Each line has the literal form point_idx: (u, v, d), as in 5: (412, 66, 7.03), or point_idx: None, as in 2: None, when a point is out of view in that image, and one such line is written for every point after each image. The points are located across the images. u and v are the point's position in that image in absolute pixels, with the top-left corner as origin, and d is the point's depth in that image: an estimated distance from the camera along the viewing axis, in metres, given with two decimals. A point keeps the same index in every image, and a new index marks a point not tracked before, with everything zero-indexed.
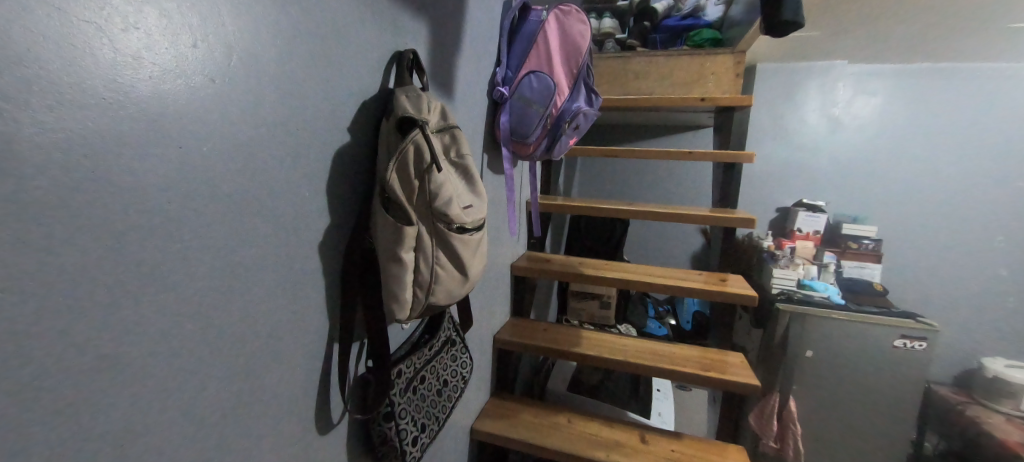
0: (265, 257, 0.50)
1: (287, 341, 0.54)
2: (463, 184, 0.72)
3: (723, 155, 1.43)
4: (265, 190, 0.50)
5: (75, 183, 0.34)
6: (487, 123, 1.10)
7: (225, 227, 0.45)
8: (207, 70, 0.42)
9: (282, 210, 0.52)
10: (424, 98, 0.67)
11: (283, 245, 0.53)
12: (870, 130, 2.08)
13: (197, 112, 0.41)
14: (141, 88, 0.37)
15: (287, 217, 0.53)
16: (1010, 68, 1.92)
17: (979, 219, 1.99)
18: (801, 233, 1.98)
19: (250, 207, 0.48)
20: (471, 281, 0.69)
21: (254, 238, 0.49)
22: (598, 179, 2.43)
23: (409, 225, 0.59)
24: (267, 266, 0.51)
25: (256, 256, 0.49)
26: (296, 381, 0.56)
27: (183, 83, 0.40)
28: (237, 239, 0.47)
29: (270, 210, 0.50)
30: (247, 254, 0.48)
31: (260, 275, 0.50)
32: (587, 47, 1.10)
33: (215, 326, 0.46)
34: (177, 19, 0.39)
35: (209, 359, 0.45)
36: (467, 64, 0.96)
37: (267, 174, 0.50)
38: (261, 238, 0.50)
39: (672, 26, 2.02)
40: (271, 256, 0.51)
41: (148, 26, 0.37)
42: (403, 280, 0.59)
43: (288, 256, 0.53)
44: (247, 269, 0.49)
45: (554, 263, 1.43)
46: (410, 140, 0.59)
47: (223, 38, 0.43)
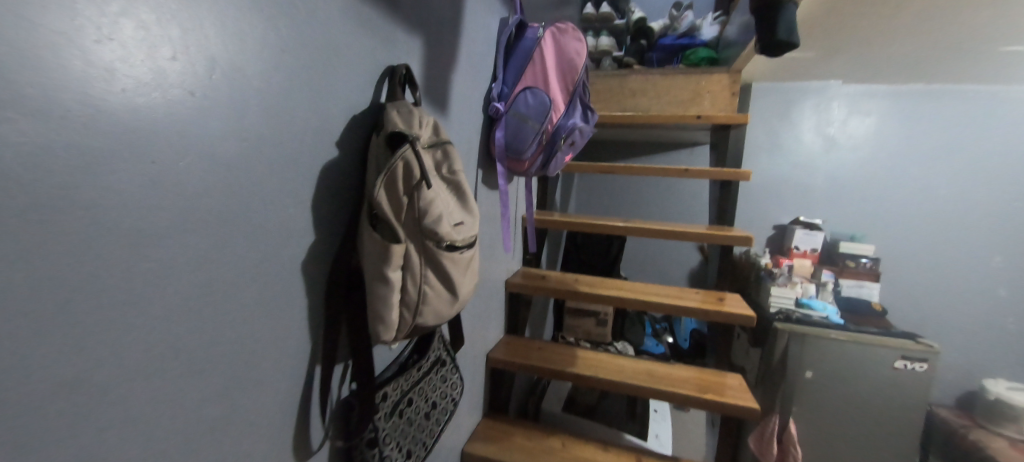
0: (247, 275, 0.49)
1: (266, 364, 0.52)
2: (454, 200, 0.71)
3: (719, 173, 1.43)
4: (247, 206, 0.48)
5: (38, 200, 0.32)
6: (482, 138, 1.09)
7: (203, 244, 0.44)
8: (187, 82, 0.41)
9: (266, 226, 0.50)
10: (416, 113, 0.66)
11: (264, 264, 0.51)
12: (866, 149, 2.09)
13: (175, 127, 0.40)
14: (113, 102, 0.35)
15: (269, 235, 0.51)
16: (1001, 90, 1.94)
17: (976, 239, 1.98)
18: (798, 251, 1.97)
19: (232, 222, 0.46)
20: (461, 300, 0.67)
21: (235, 254, 0.47)
22: (595, 195, 2.43)
23: (397, 243, 0.57)
24: (248, 283, 0.49)
25: (236, 273, 0.47)
26: (275, 407, 0.54)
27: (161, 97, 0.39)
28: (217, 255, 0.45)
29: (253, 225, 0.49)
30: (227, 272, 0.46)
31: (240, 292, 0.48)
32: (584, 65, 1.10)
33: (191, 348, 0.44)
34: (154, 30, 0.38)
35: (181, 385, 0.43)
36: (462, 80, 0.95)
37: (251, 188, 0.48)
38: (242, 254, 0.48)
39: (668, 45, 2.04)
40: (253, 273, 0.49)
41: (123, 38, 0.36)
42: (389, 299, 0.57)
43: (270, 273, 0.51)
44: (226, 287, 0.47)
45: (550, 280, 1.41)
46: (400, 156, 0.58)
47: (205, 49, 0.42)
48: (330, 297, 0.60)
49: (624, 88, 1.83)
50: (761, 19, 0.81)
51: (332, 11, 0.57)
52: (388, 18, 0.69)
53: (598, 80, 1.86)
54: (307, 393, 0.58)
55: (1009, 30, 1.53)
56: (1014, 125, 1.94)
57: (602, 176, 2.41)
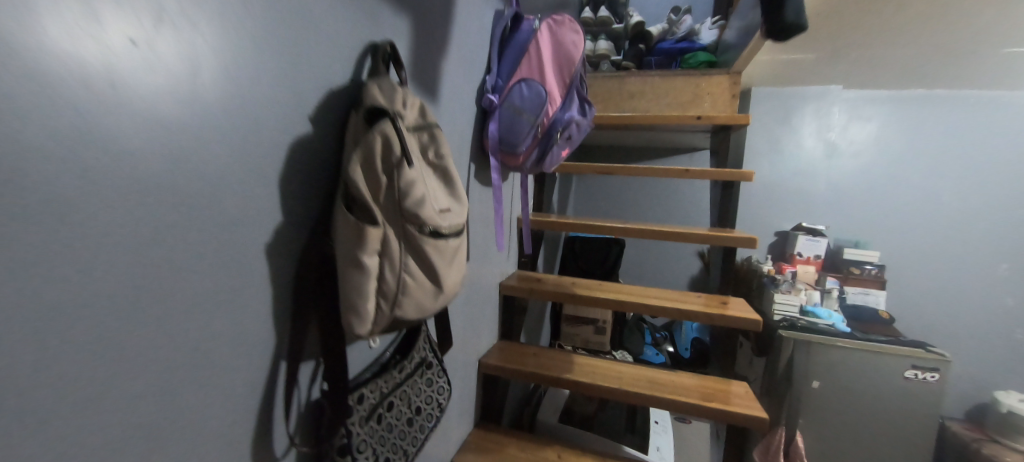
0: (202, 257, 0.43)
1: (224, 358, 0.46)
2: (441, 186, 0.66)
3: (721, 173, 1.38)
4: (205, 179, 0.43)
5: None
6: (475, 132, 1.04)
7: (150, 218, 0.38)
8: (130, 30, 0.36)
9: (227, 204, 0.45)
10: (399, 90, 0.61)
11: (224, 244, 0.45)
12: (868, 155, 2.06)
13: (113, 79, 0.35)
14: (29, 39, 0.30)
15: (230, 213, 0.45)
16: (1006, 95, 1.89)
17: (984, 247, 1.93)
18: (801, 257, 1.92)
19: (186, 196, 0.41)
20: (446, 294, 0.62)
21: (189, 233, 0.42)
22: (593, 201, 2.38)
23: (373, 226, 0.51)
24: (204, 267, 0.43)
25: (189, 254, 0.42)
26: (233, 408, 0.48)
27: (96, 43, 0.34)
28: (167, 232, 0.40)
29: (211, 201, 0.43)
30: (178, 252, 0.41)
31: (195, 277, 0.43)
32: (581, 57, 1.06)
33: (132, 337, 0.38)
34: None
35: (117, 379, 0.37)
36: (454, 69, 0.91)
37: (209, 159, 0.43)
38: (197, 234, 0.42)
39: (667, 49, 2.01)
40: (210, 255, 0.44)
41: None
42: (363, 288, 0.51)
43: (230, 257, 0.46)
44: (177, 270, 0.41)
45: (546, 283, 1.36)
46: (378, 131, 0.53)
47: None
48: (301, 287, 0.54)
49: (623, 90, 1.80)
50: (767, 3, 0.77)
51: None
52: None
53: (596, 82, 1.83)
54: (269, 393, 0.52)
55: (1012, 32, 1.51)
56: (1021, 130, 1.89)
57: (601, 182, 2.37)
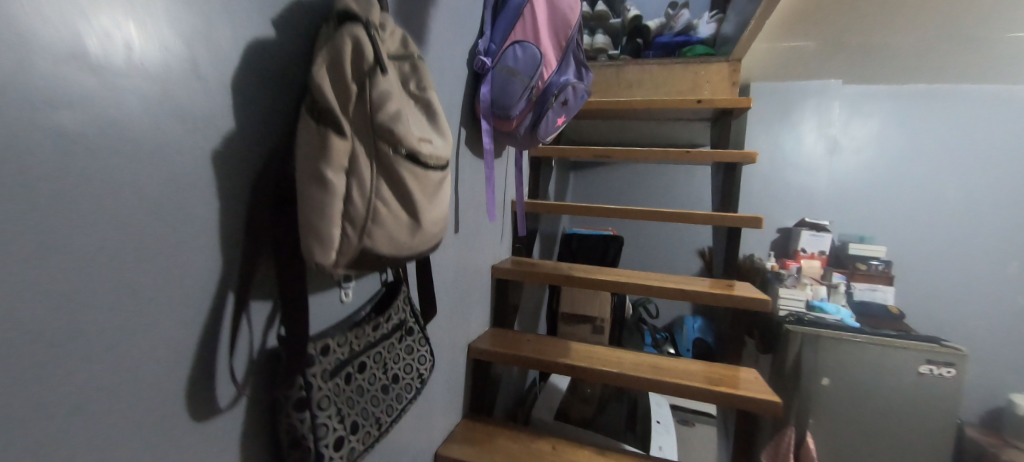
0: (128, 144, 0.36)
1: (164, 281, 0.39)
2: (424, 120, 0.60)
3: (724, 154, 1.33)
4: (145, 62, 0.36)
5: None
6: (467, 96, 0.98)
7: (60, 76, 0.31)
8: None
9: (162, 89, 0.38)
10: (377, 8, 0.56)
11: (167, 145, 0.39)
12: (869, 151, 1.99)
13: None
14: None
15: (176, 110, 0.39)
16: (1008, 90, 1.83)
17: (995, 244, 1.86)
18: (805, 253, 1.86)
19: (107, 65, 0.34)
20: (426, 233, 0.55)
21: (112, 111, 0.35)
22: (591, 199, 2.33)
23: (339, 137, 0.45)
24: (129, 157, 0.36)
25: (111, 135, 0.35)
26: (175, 342, 0.41)
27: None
28: (78, 100, 0.32)
29: (139, 79, 0.36)
30: (95, 130, 0.34)
31: (119, 166, 0.35)
32: (577, 21, 1.02)
33: (42, 230, 0.31)
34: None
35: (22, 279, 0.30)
36: (445, 20, 0.86)
37: (151, 39, 0.37)
38: (124, 114, 0.35)
39: (666, 42, 1.99)
40: (138, 146, 0.37)
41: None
42: (327, 208, 0.45)
43: (166, 155, 0.39)
44: (94, 152, 0.34)
45: (542, 267, 1.29)
46: (348, 34, 0.47)
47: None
48: (256, 210, 0.47)
49: (621, 79, 1.77)
50: None
51: None
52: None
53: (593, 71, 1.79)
54: (213, 331, 0.44)
55: None
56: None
57: (598, 179, 2.31)
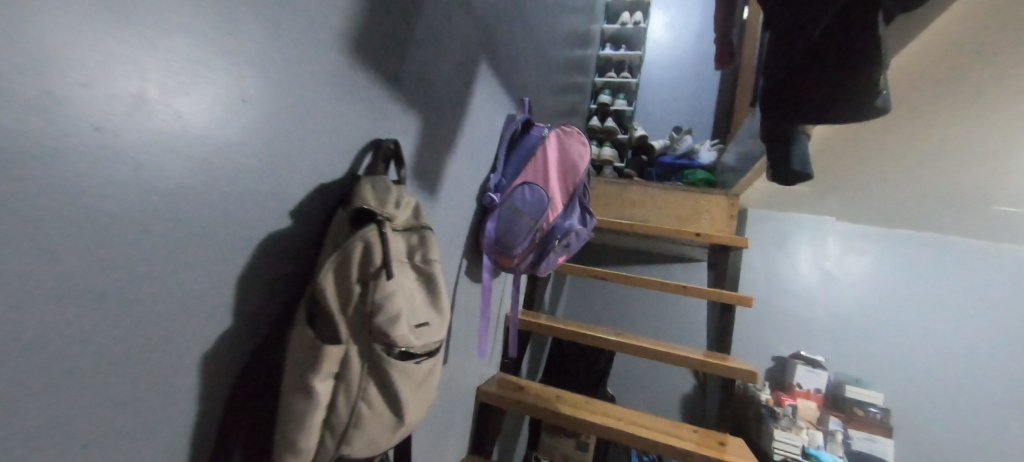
0: (98, 363, 0.33)
1: None
2: (424, 296, 0.58)
3: (719, 294, 1.39)
4: (137, 300, 0.35)
5: None
6: (472, 229, 0.99)
7: (29, 304, 0.29)
8: (94, 46, 0.30)
9: (170, 275, 0.37)
10: (394, 190, 0.55)
11: (153, 373, 0.37)
12: (863, 287, 1.93)
13: (53, 94, 0.29)
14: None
15: (164, 335, 0.38)
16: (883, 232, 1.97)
17: (996, 403, 1.77)
18: (801, 389, 1.84)
19: (94, 284, 0.32)
20: (406, 428, 0.53)
21: (84, 330, 0.32)
22: (589, 296, 2.01)
23: (333, 345, 0.44)
24: (97, 376, 0.33)
25: (78, 359, 0.32)
26: None
27: (43, 50, 0.28)
28: (47, 327, 0.30)
29: (117, 290, 0.34)
30: (53, 361, 0.31)
31: (83, 391, 0.33)
32: (586, 169, 1.06)
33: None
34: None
35: None
36: (460, 161, 0.87)
37: (155, 278, 0.36)
38: (92, 333, 0.33)
39: (668, 162, 2.03)
40: (107, 359, 0.34)
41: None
42: (308, 421, 0.43)
43: (137, 368, 0.36)
44: (47, 386, 0.31)
45: (527, 392, 1.25)
46: (360, 237, 0.48)
47: None
48: (236, 396, 0.44)
49: (624, 197, 1.82)
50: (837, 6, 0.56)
51: (314, 68, 0.49)
52: (387, 82, 0.61)
53: (598, 185, 1.86)
54: None
55: (970, 194, 1.40)
56: (962, 274, 1.87)
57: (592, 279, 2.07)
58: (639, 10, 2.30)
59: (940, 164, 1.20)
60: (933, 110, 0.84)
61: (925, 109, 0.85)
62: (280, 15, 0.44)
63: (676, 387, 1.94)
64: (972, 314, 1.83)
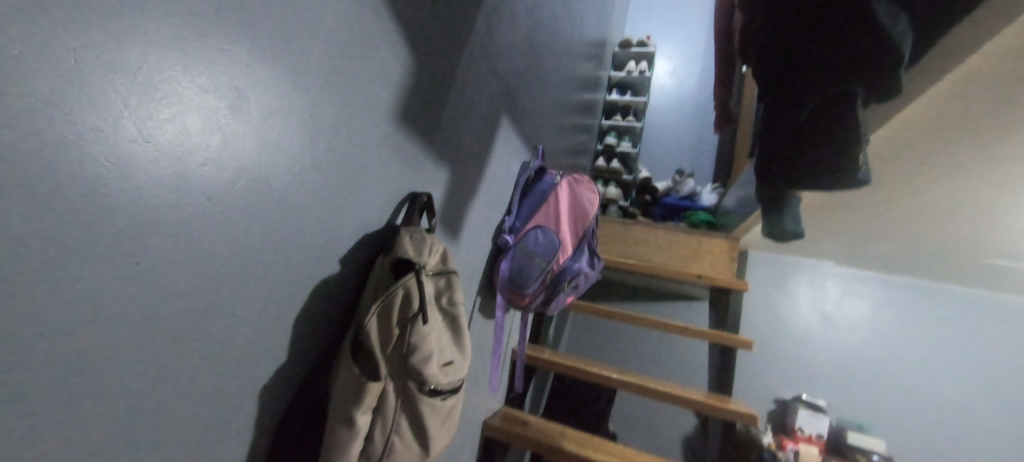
0: (181, 394, 0.39)
1: None
2: (450, 336, 0.64)
3: (721, 336, 1.43)
4: (218, 337, 0.41)
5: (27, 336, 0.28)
6: (487, 268, 1.05)
7: (141, 343, 0.35)
8: (217, 131, 0.38)
9: (245, 315, 0.43)
10: (428, 239, 0.62)
11: (222, 401, 0.43)
12: (863, 331, 1.96)
13: (185, 171, 0.36)
14: (266, 85, 0.42)
15: (234, 368, 0.43)
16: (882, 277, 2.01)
17: (997, 453, 1.77)
18: (802, 433, 1.81)
19: (186, 326, 0.38)
20: (430, 459, 0.57)
21: (175, 364, 0.38)
22: (592, 332, 2.05)
23: (374, 381, 0.50)
24: (178, 406, 0.39)
25: (166, 391, 0.38)
26: None
27: (184, 138, 0.35)
28: (153, 359, 0.36)
29: (202, 331, 0.40)
30: (148, 391, 0.36)
31: (167, 419, 0.38)
32: (595, 215, 1.13)
33: None
34: (206, 77, 0.36)
35: None
36: (480, 206, 0.94)
37: (232, 318, 0.42)
38: (182, 364, 0.38)
39: (671, 203, 2.10)
40: (187, 392, 0.39)
41: (174, 70, 0.34)
42: (349, 450, 0.48)
43: (210, 400, 0.41)
44: (142, 413, 0.36)
45: (531, 427, 1.28)
46: (402, 284, 0.54)
47: (285, 53, 0.43)
48: (284, 424, 0.50)
49: (628, 236, 1.88)
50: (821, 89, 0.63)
51: (369, 133, 0.56)
52: (425, 141, 0.69)
53: (604, 224, 1.93)
54: None
55: (966, 247, 1.45)
56: (960, 322, 1.90)
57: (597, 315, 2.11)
58: (645, 59, 2.43)
59: (935, 219, 1.26)
60: (926, 160, 0.91)
61: (920, 161, 0.92)
62: (346, 92, 0.52)
63: (677, 426, 1.95)
64: (971, 362, 1.86)
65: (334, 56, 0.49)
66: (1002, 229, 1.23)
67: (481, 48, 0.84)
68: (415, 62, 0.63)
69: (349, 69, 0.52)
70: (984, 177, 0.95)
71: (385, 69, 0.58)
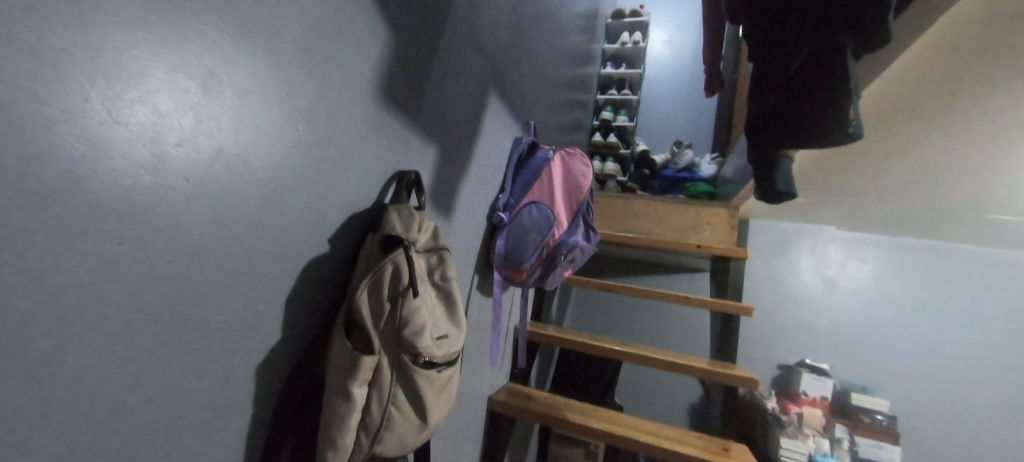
0: (176, 372, 0.40)
1: None
2: (443, 310, 0.64)
3: (722, 304, 1.43)
4: (206, 316, 0.42)
5: (15, 314, 0.29)
6: (483, 246, 1.06)
7: (130, 320, 0.36)
8: (190, 112, 0.38)
9: (233, 295, 0.44)
10: (417, 216, 0.62)
11: (218, 377, 0.44)
12: (866, 294, 1.96)
13: (160, 153, 0.36)
14: (238, 64, 0.42)
15: (227, 345, 0.44)
16: (884, 239, 2.00)
17: (1002, 407, 1.78)
18: (807, 397, 1.87)
19: (175, 305, 0.39)
20: (430, 428, 0.59)
21: (166, 342, 0.39)
22: (595, 308, 2.07)
23: (368, 354, 0.51)
24: (174, 383, 0.40)
25: (160, 368, 0.39)
26: None
27: (156, 118, 0.36)
28: (143, 338, 0.37)
29: (191, 310, 0.40)
30: (140, 368, 0.37)
31: (163, 396, 0.39)
32: (589, 188, 1.12)
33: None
34: (174, 56, 0.36)
35: None
36: (472, 183, 0.94)
37: (220, 297, 0.43)
38: (174, 342, 0.39)
39: (670, 175, 2.07)
40: (181, 369, 0.40)
41: (140, 50, 0.34)
42: (347, 421, 0.49)
43: (206, 377, 0.43)
44: (136, 389, 0.37)
45: (537, 401, 1.30)
46: (391, 260, 0.54)
47: (255, 30, 0.43)
48: (283, 400, 0.51)
49: (627, 210, 1.88)
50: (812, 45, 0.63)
51: (350, 111, 0.56)
52: (410, 118, 0.68)
53: (602, 199, 1.93)
54: None
55: (969, 204, 1.43)
56: (964, 279, 1.90)
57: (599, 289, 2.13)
58: (639, 30, 2.38)
59: (937, 177, 1.25)
60: (927, 114, 0.89)
61: (921, 115, 0.90)
62: (324, 69, 0.52)
63: (683, 394, 1.98)
64: (974, 319, 1.86)
65: (308, 32, 0.49)
66: (1003, 183, 1.22)
67: (464, 22, 0.82)
68: (393, 37, 0.63)
69: (325, 46, 0.51)
70: (993, 130, 0.93)
71: (363, 45, 0.57)
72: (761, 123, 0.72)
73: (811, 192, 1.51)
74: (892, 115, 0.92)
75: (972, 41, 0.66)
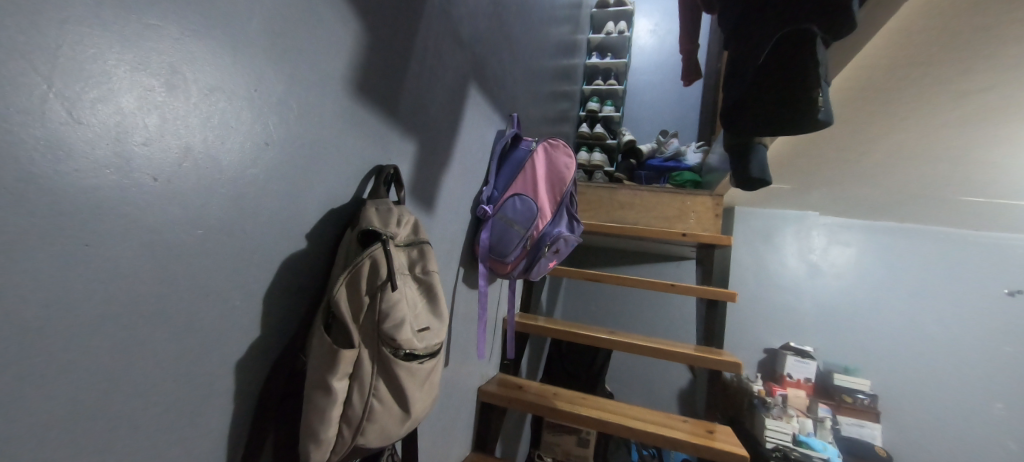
0: (150, 368, 0.40)
1: None
2: (425, 304, 0.65)
3: (707, 291, 1.45)
4: (180, 313, 0.42)
5: None
6: (468, 238, 1.06)
7: (100, 319, 0.36)
8: (154, 110, 0.38)
9: (207, 291, 0.44)
10: (396, 211, 0.63)
11: (196, 373, 0.44)
12: (849, 277, 2.00)
13: (125, 152, 0.36)
14: (203, 61, 0.42)
15: (203, 341, 0.44)
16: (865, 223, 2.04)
17: (978, 383, 1.84)
18: (791, 379, 1.92)
19: (149, 304, 0.39)
20: (413, 419, 0.60)
21: (141, 339, 0.39)
22: (584, 298, 2.09)
23: (347, 348, 0.51)
24: (150, 379, 0.40)
25: (136, 365, 0.39)
26: None
27: (118, 118, 0.36)
28: (116, 335, 0.37)
29: (164, 307, 0.41)
30: (113, 365, 0.38)
31: (139, 392, 0.40)
32: (572, 179, 1.13)
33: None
34: (135, 54, 0.36)
35: None
36: (454, 175, 0.95)
37: (194, 295, 0.43)
38: (148, 339, 0.40)
39: (656, 165, 2.08)
40: (156, 366, 0.41)
41: (99, 49, 0.34)
42: (328, 414, 0.50)
43: (182, 374, 0.43)
44: (109, 387, 0.38)
45: (526, 391, 1.32)
46: (368, 254, 0.55)
47: (220, 28, 0.43)
48: (264, 395, 0.51)
49: (613, 200, 1.89)
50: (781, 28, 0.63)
51: (323, 106, 0.56)
52: (387, 112, 0.68)
53: (589, 190, 1.94)
54: None
55: (946, 187, 1.46)
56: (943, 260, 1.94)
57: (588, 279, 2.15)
58: (623, 19, 2.38)
59: (912, 161, 1.28)
60: (900, 101, 0.92)
61: (893, 102, 0.92)
62: (295, 66, 0.52)
63: (672, 380, 2.01)
64: (952, 300, 1.91)
65: (276, 28, 0.49)
66: (975, 166, 1.25)
67: (441, 14, 0.82)
68: (366, 32, 0.62)
69: (295, 41, 0.51)
70: (969, 115, 0.95)
71: (336, 40, 0.57)
72: (735, 110, 0.73)
73: (792, 179, 1.54)
74: (878, 102, 0.93)
75: (945, 26, 0.68)
